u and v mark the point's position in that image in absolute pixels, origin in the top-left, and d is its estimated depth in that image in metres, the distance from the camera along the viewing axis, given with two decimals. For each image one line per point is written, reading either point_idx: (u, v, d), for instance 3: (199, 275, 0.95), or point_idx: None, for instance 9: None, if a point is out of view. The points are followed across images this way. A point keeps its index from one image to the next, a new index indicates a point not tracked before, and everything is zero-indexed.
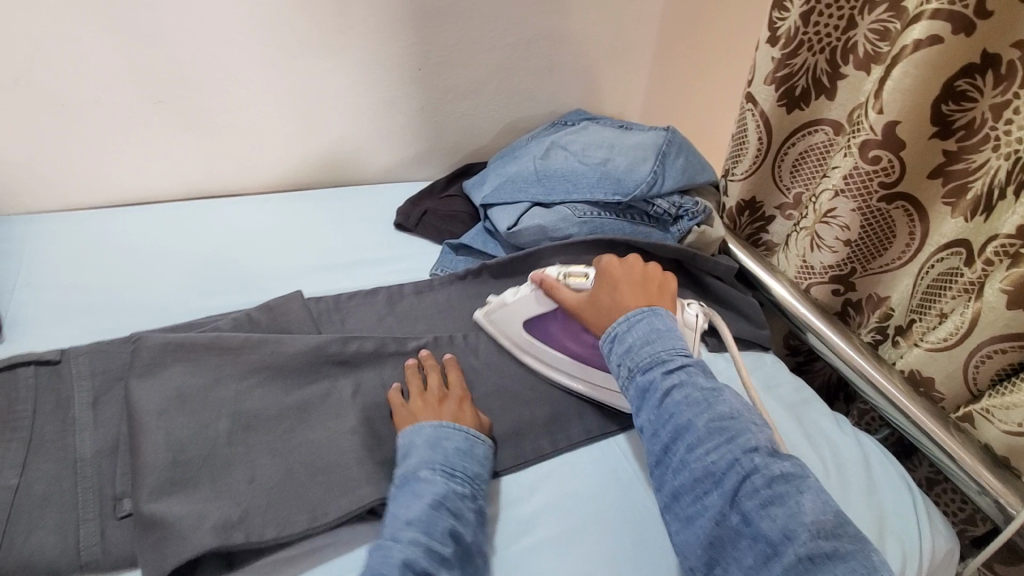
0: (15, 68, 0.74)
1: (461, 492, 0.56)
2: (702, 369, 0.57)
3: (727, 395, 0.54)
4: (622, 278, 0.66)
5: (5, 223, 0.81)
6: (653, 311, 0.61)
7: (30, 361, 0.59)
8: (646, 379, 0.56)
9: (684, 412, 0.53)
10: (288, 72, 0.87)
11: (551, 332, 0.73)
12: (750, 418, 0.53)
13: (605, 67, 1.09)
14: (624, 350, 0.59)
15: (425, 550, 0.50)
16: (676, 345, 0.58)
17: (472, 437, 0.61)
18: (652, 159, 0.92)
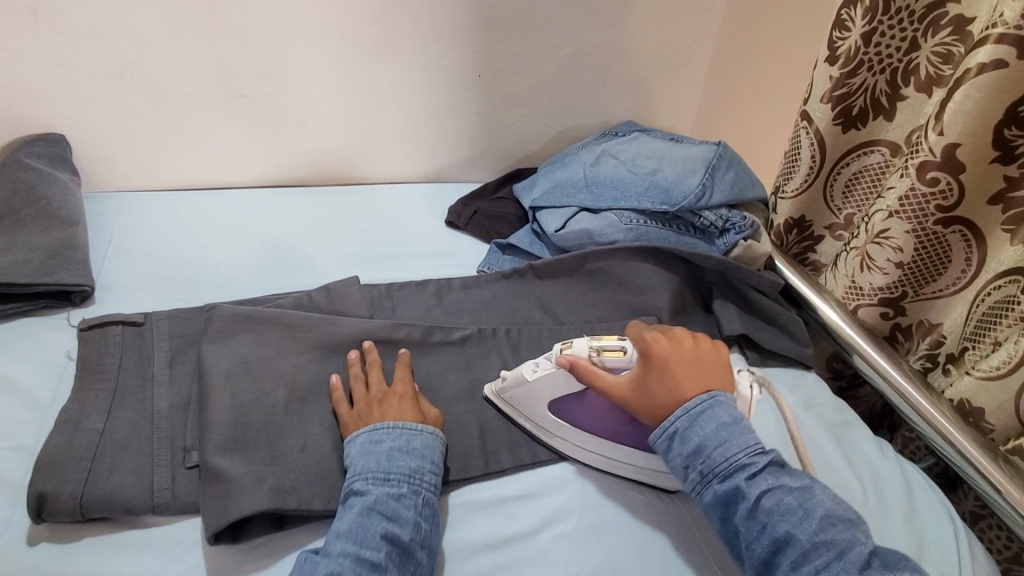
0: (121, 60, 0.82)
1: (395, 494, 0.54)
2: (778, 464, 0.56)
3: (815, 493, 0.54)
4: (673, 358, 0.62)
5: (102, 199, 0.90)
6: (713, 398, 0.59)
7: (118, 321, 0.65)
8: (728, 487, 0.54)
9: (779, 522, 0.52)
10: (358, 74, 0.93)
11: (581, 410, 0.65)
12: (848, 519, 0.52)
13: (660, 81, 1.11)
14: (691, 452, 0.57)
15: (353, 561, 0.49)
16: (746, 437, 0.57)
17: (408, 430, 0.59)
18: (702, 172, 0.93)
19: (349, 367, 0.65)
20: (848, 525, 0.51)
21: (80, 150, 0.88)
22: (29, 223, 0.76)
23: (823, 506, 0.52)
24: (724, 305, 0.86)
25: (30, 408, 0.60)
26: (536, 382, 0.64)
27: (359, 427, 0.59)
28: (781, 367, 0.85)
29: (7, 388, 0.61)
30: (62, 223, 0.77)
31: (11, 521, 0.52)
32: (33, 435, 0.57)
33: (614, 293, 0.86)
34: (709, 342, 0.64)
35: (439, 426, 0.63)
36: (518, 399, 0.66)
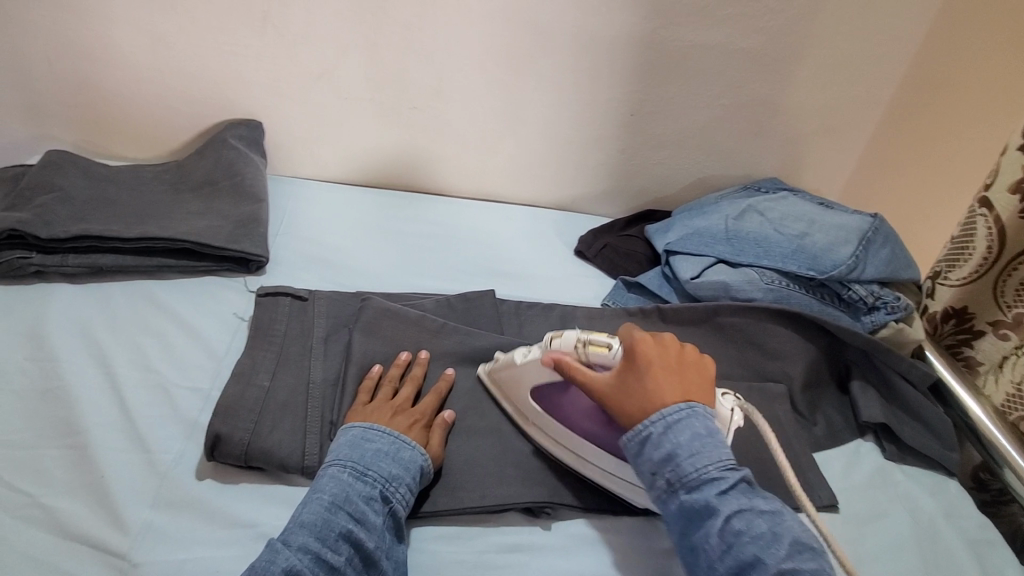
0: (323, 64, 0.92)
1: (368, 495, 0.54)
2: (750, 486, 0.54)
3: (783, 518, 0.52)
4: (659, 365, 0.59)
5: (280, 183, 1.01)
6: (693, 409, 0.56)
7: (289, 294, 0.73)
8: (696, 500, 0.52)
9: (748, 545, 0.50)
10: (519, 100, 0.98)
11: (562, 403, 0.64)
12: (814, 550, 0.50)
13: (813, 143, 1.07)
14: (662, 458, 0.54)
15: (312, 559, 0.48)
16: (721, 454, 0.54)
17: (401, 441, 0.59)
18: (855, 244, 0.88)
19: (399, 363, 0.67)
20: (815, 556, 0.50)
21: (270, 136, 0.99)
22: (224, 193, 0.87)
23: (790, 533, 0.51)
24: (864, 390, 0.81)
25: (210, 357, 0.67)
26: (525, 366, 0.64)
27: (358, 419, 0.60)
28: (920, 467, 0.78)
29: (193, 335, 0.69)
30: (250, 198, 0.86)
31: (185, 452, 0.58)
32: (209, 381, 0.65)
33: (742, 351, 0.83)
34: (696, 352, 0.61)
35: (437, 457, 0.61)
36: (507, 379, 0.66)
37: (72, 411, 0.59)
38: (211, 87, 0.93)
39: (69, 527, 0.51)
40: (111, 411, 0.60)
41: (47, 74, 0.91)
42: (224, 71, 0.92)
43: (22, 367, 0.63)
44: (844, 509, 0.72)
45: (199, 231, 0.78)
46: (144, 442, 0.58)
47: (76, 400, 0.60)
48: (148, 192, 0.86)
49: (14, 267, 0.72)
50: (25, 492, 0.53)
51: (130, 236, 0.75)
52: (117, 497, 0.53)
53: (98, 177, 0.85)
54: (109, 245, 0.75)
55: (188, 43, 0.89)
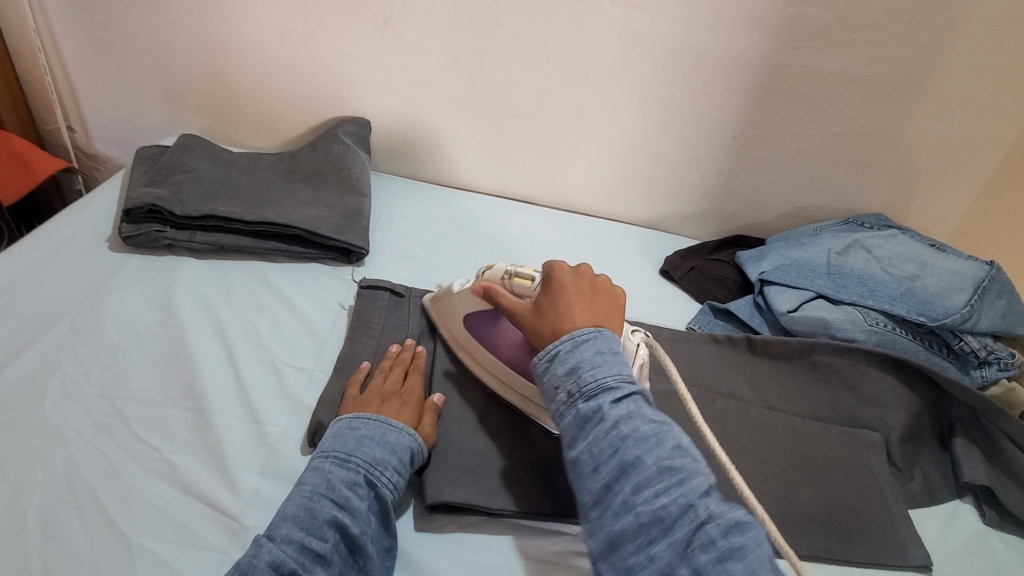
0: (435, 70, 0.95)
1: (352, 480, 0.53)
2: (644, 399, 0.53)
3: (671, 429, 0.51)
4: (569, 288, 0.62)
5: (381, 180, 1.06)
6: (600, 332, 0.57)
7: (388, 288, 0.77)
8: (590, 407, 0.52)
9: (631, 446, 0.49)
10: (620, 115, 0.98)
11: (493, 334, 0.69)
12: (696, 457, 0.49)
13: (928, 179, 1.01)
14: (566, 371, 0.55)
15: (298, 548, 0.47)
16: (621, 369, 0.54)
17: (385, 425, 0.58)
18: (972, 291, 0.82)
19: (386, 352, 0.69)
20: (695, 459, 0.49)
21: (376, 135, 1.04)
22: (332, 185, 0.92)
23: (675, 439, 0.50)
24: (966, 449, 0.76)
25: (313, 340, 0.71)
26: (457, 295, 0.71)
27: (348, 411, 0.60)
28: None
29: (300, 318, 0.74)
30: (356, 191, 0.91)
31: (290, 427, 0.61)
32: (312, 362, 0.69)
33: (835, 393, 0.80)
34: (609, 282, 0.65)
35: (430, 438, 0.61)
36: (444, 312, 0.73)
37: (194, 376, 0.64)
38: (329, 86, 0.99)
39: (190, 484, 0.55)
40: (227, 381, 0.64)
41: (187, 64, 0.99)
42: (343, 71, 0.97)
43: (154, 331, 0.68)
44: (939, 573, 0.67)
45: (309, 219, 0.83)
46: (255, 414, 0.61)
47: (199, 367, 0.65)
48: (264, 178, 0.92)
49: (150, 238, 0.79)
50: (153, 446, 0.57)
51: (251, 219, 0.81)
52: (230, 462, 0.57)
53: (223, 162, 0.92)
54: (232, 226, 0.81)
55: (315, 43, 0.95)
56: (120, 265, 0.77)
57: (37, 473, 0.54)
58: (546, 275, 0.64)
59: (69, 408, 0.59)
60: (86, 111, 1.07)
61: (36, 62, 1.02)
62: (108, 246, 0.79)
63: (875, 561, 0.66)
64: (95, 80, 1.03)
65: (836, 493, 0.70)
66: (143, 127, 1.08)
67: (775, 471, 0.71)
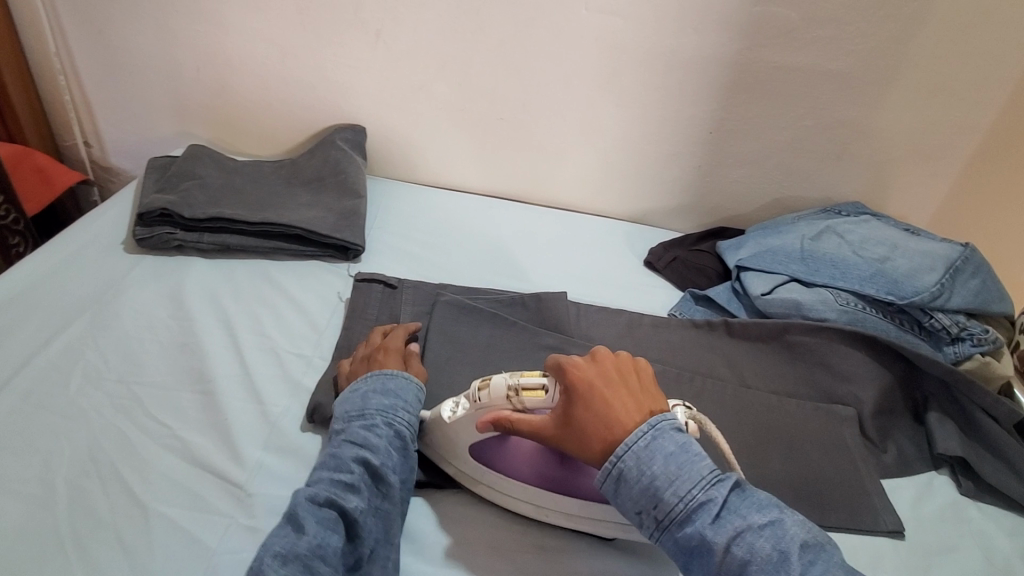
0: (425, 77, 1.01)
1: (366, 425, 0.59)
2: (738, 496, 0.52)
3: (781, 525, 0.49)
4: (601, 384, 0.57)
5: (376, 183, 1.12)
6: (657, 428, 0.54)
7: (382, 281, 0.82)
8: (692, 536, 0.50)
9: (757, 574, 0.47)
10: (601, 114, 1.03)
11: (506, 457, 0.63)
12: (816, 552, 0.48)
13: (903, 167, 1.05)
14: (647, 499, 0.52)
15: (329, 483, 0.54)
16: (701, 472, 0.52)
17: (383, 375, 0.64)
18: (941, 271, 0.85)
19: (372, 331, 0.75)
20: (817, 556, 0.48)
21: (372, 140, 1.10)
22: (330, 188, 0.98)
23: (792, 541, 0.48)
24: (940, 422, 0.79)
25: (312, 329, 0.77)
26: (452, 419, 0.63)
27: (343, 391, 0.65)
28: (1000, 507, 0.74)
29: (300, 310, 0.79)
30: (352, 193, 0.96)
31: (290, 408, 0.66)
32: (312, 349, 0.74)
33: (811, 371, 0.83)
34: (631, 359, 0.61)
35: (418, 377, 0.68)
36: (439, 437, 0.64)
37: (204, 363, 0.69)
38: (326, 96, 1.05)
39: (199, 457, 0.60)
40: (233, 367, 0.70)
41: (195, 80, 1.06)
42: (339, 82, 1.03)
43: (166, 323, 0.74)
44: (912, 538, 0.69)
45: (309, 219, 0.89)
46: (259, 396, 0.67)
47: (207, 354, 0.71)
48: (267, 184, 0.98)
49: (161, 240, 0.85)
50: (166, 424, 0.63)
51: (254, 220, 0.86)
52: (237, 437, 0.62)
53: (228, 169, 0.98)
54: (236, 227, 0.87)
55: (312, 56, 1.01)
56: (135, 265, 0.83)
57: (65, 448, 0.59)
58: (566, 378, 0.58)
59: (91, 392, 0.65)
60: (102, 127, 1.14)
61: (55, 83, 1.09)
62: (123, 249, 0.85)
63: (845, 525, 0.69)
64: (110, 98, 1.10)
65: (809, 464, 0.74)
66: (154, 140, 1.15)
67: (750, 444, 0.75)
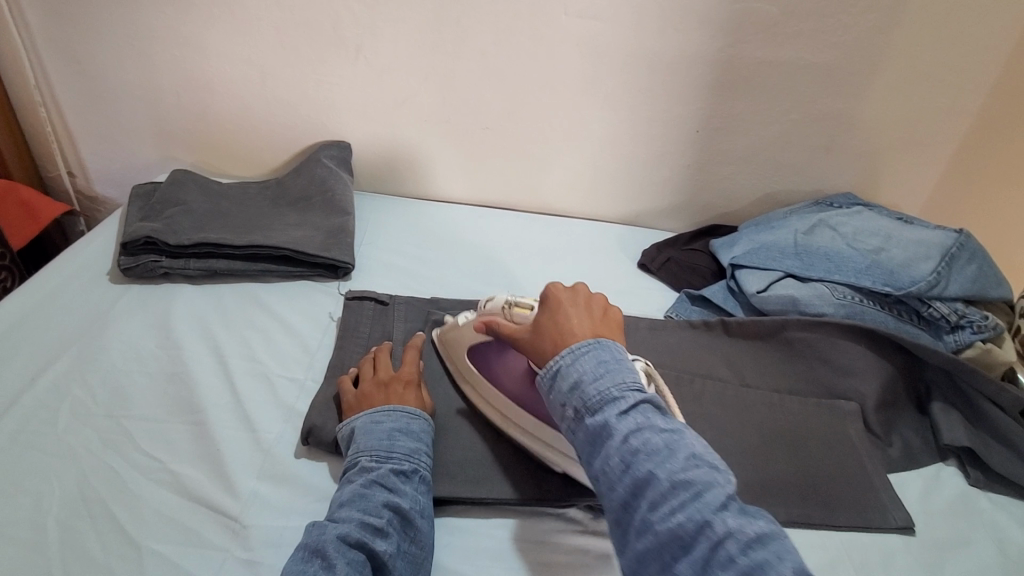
0: (407, 91, 1.01)
1: (394, 466, 0.58)
2: (655, 407, 0.52)
3: (684, 436, 0.49)
4: (565, 302, 0.61)
5: (363, 198, 1.11)
6: (600, 342, 0.55)
7: (373, 298, 0.81)
8: (596, 423, 0.51)
9: (642, 461, 0.47)
10: (586, 118, 1.02)
11: (497, 367, 0.70)
12: (712, 465, 0.47)
13: (893, 156, 1.04)
14: (570, 387, 0.54)
15: (359, 525, 0.52)
16: (627, 378, 0.53)
17: (408, 414, 0.63)
18: (937, 259, 0.84)
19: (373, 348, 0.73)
20: (710, 468, 0.47)
21: (357, 156, 1.09)
22: (317, 207, 0.97)
23: (688, 448, 0.48)
24: (945, 412, 0.78)
25: (304, 352, 0.75)
26: (463, 329, 0.71)
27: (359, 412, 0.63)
28: (1011, 497, 0.73)
29: (290, 332, 0.78)
30: (339, 210, 0.95)
31: (283, 435, 0.65)
32: (303, 372, 0.73)
33: (811, 367, 0.82)
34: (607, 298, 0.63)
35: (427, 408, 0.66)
36: (450, 345, 0.74)
37: (194, 393, 0.68)
38: (309, 114, 1.04)
39: (192, 491, 0.59)
40: (224, 395, 0.69)
41: (176, 105, 1.05)
42: (321, 99, 1.03)
43: (155, 354, 0.73)
44: (922, 533, 0.68)
45: (296, 239, 0.88)
46: (251, 423, 0.66)
47: (197, 384, 0.69)
48: (254, 205, 0.97)
49: (147, 269, 0.84)
50: (158, 459, 0.62)
51: (241, 243, 0.86)
52: (229, 468, 0.61)
53: (213, 192, 0.97)
54: (223, 251, 0.86)
55: (293, 76, 1.00)
56: (121, 296, 0.82)
57: (54, 488, 0.58)
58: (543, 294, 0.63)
59: (79, 428, 0.63)
60: (85, 157, 1.13)
61: (36, 115, 1.08)
62: (109, 279, 0.84)
63: (855, 523, 0.67)
64: (92, 127, 1.09)
65: (815, 463, 0.73)
66: (139, 167, 1.14)
67: (753, 445, 0.74)
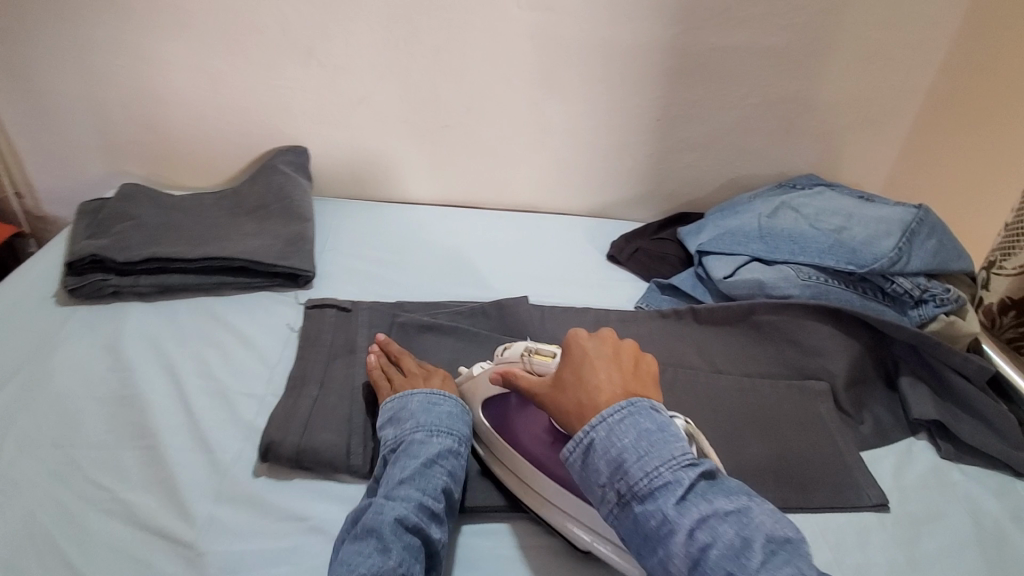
0: (363, 90, 0.98)
1: (449, 454, 0.59)
2: (709, 484, 0.49)
3: (752, 515, 0.46)
4: (592, 356, 0.57)
5: (324, 203, 1.08)
6: (636, 406, 0.52)
7: (335, 305, 0.79)
8: (651, 513, 0.48)
9: (716, 559, 0.44)
10: (547, 110, 1.01)
11: (514, 423, 0.66)
12: (787, 547, 0.44)
13: (852, 137, 1.05)
14: (612, 470, 0.50)
15: (418, 507, 0.53)
16: (675, 454, 0.49)
17: (458, 406, 0.65)
18: (898, 235, 0.85)
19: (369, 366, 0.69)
20: (785, 552, 0.44)
21: (315, 160, 1.06)
22: (275, 214, 0.94)
23: (758, 531, 0.45)
24: (913, 386, 0.78)
25: (264, 365, 0.73)
26: (479, 380, 0.67)
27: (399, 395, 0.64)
28: (981, 467, 0.74)
29: (248, 346, 0.75)
30: (298, 217, 0.93)
31: (242, 453, 0.63)
32: (264, 386, 0.70)
33: (780, 349, 0.82)
34: (637, 348, 0.59)
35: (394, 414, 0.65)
36: (467, 395, 0.68)
37: (147, 415, 0.65)
38: (263, 119, 1.01)
39: (146, 519, 0.56)
40: (180, 416, 0.66)
41: (122, 116, 1.01)
42: (274, 103, 0.99)
43: (105, 377, 0.70)
44: (896, 509, 0.68)
45: (252, 249, 0.85)
46: (208, 443, 0.63)
47: (151, 406, 0.66)
48: (209, 216, 0.94)
49: (96, 288, 0.81)
50: (109, 487, 0.59)
51: (194, 256, 0.82)
52: (186, 492, 0.58)
53: (164, 206, 0.94)
54: (176, 265, 0.82)
55: (243, 80, 0.97)
56: (69, 319, 0.78)
57: None
58: (566, 344, 0.58)
59: (24, 460, 0.60)
60: (30, 175, 1.08)
61: None
62: (55, 301, 0.80)
63: (830, 504, 0.67)
64: (34, 143, 1.04)
65: (789, 445, 0.72)
66: (88, 183, 1.09)
67: (727, 431, 0.73)
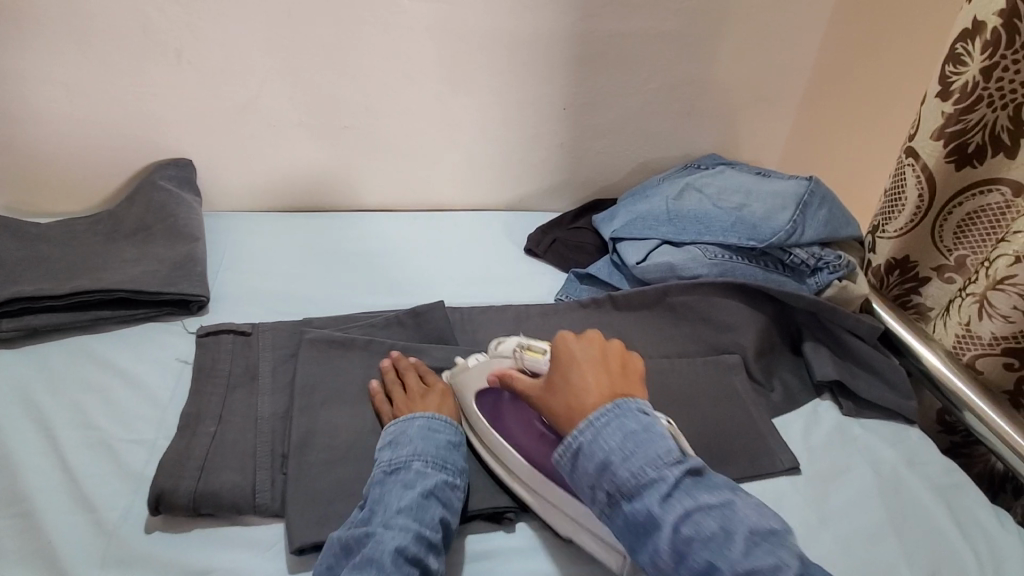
0: (247, 94, 0.91)
1: (450, 483, 0.58)
2: (694, 479, 0.50)
3: (735, 510, 0.48)
4: (582, 358, 0.58)
5: (216, 218, 0.99)
6: (621, 408, 0.53)
7: (231, 330, 0.73)
8: (638, 510, 0.48)
9: (699, 552, 0.46)
10: (450, 106, 0.98)
11: (500, 415, 0.66)
12: (771, 540, 0.46)
13: (747, 117, 1.10)
14: (597, 469, 0.51)
15: (416, 537, 0.52)
16: (658, 452, 0.50)
17: (459, 435, 0.64)
18: (793, 209, 0.89)
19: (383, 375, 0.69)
20: (768, 545, 0.45)
21: (202, 173, 0.97)
22: (159, 236, 0.85)
23: (743, 526, 0.46)
24: (815, 351, 0.83)
25: (153, 406, 0.66)
26: (471, 371, 0.68)
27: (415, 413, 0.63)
28: (878, 419, 0.79)
29: (135, 385, 0.68)
30: (186, 237, 0.85)
31: (133, 508, 0.57)
32: (154, 430, 0.64)
33: (695, 328, 0.85)
34: (624, 349, 0.61)
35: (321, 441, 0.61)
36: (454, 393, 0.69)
37: (14, 480, 0.57)
38: (136, 132, 0.91)
39: None
40: (55, 476, 0.58)
41: None
42: (148, 113, 0.90)
43: None
44: (807, 470, 0.72)
45: (134, 278, 0.77)
46: (91, 503, 0.56)
47: (19, 468, 0.59)
48: (80, 244, 0.84)
49: None
50: None
51: (62, 292, 0.73)
52: (66, 562, 0.52)
53: (25, 236, 0.83)
54: (41, 304, 0.73)
55: (106, 90, 0.87)
56: None
57: None
58: (554, 346, 0.60)
59: None
60: None
61: None
62: None
63: (747, 474, 0.70)
64: None
65: (708, 422, 0.75)
66: None
67: None
